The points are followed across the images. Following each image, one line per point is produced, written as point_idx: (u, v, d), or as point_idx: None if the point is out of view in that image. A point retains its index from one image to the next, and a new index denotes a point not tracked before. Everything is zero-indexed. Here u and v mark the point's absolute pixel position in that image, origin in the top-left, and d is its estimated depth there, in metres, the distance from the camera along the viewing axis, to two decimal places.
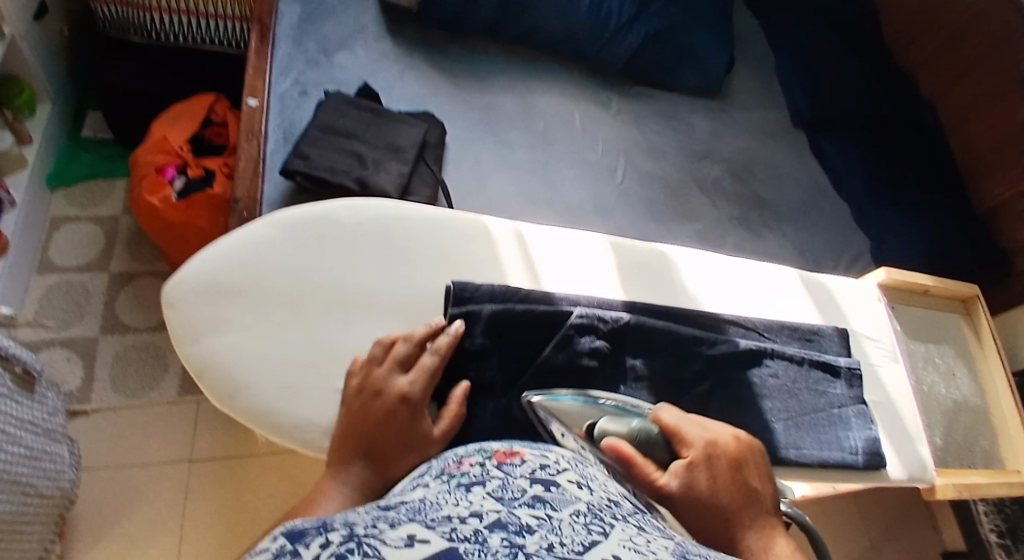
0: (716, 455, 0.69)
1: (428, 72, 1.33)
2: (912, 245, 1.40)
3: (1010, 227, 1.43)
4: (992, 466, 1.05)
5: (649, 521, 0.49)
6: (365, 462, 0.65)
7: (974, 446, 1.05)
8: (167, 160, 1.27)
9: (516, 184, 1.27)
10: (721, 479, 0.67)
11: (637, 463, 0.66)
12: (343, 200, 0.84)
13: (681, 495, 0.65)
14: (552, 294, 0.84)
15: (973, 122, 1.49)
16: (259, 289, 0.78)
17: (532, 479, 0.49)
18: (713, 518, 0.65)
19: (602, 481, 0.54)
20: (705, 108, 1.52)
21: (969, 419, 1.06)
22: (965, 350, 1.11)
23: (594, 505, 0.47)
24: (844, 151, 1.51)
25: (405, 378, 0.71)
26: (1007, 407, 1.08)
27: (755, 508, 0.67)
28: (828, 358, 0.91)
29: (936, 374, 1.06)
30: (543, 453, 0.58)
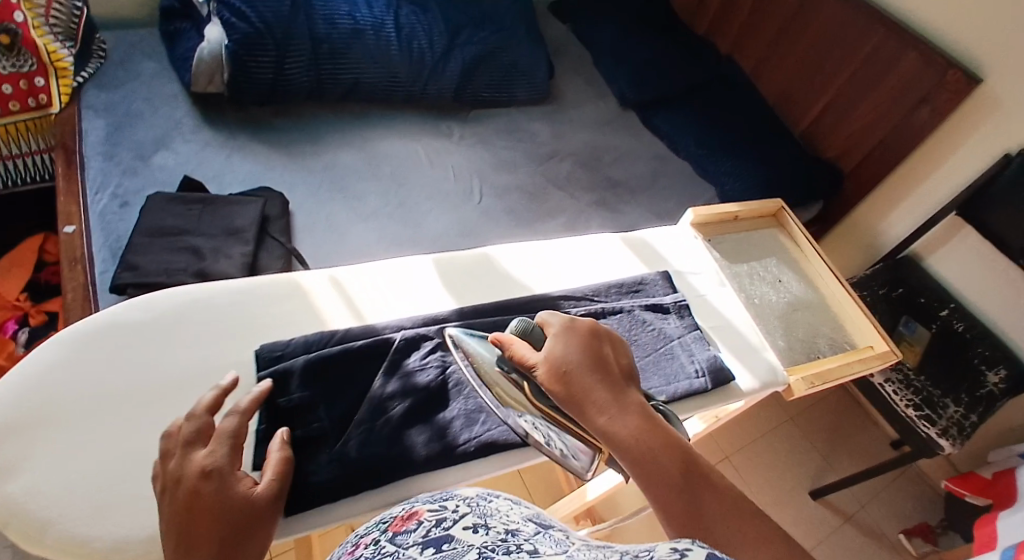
0: (574, 331, 0.72)
1: (257, 149, 1.30)
2: (748, 180, 1.48)
3: (830, 137, 1.54)
4: (841, 348, 1.00)
5: (547, 537, 0.57)
6: (200, 555, 0.58)
7: (818, 336, 1.00)
8: (4, 314, 1.20)
9: (373, 231, 1.23)
10: (585, 350, 0.70)
11: (517, 353, 0.71)
12: (125, 303, 0.75)
13: (546, 369, 0.69)
14: (375, 328, 0.78)
15: (772, 60, 1.62)
16: (51, 419, 0.67)
17: (423, 544, 0.54)
18: (578, 380, 0.68)
19: (504, 512, 0.60)
20: (542, 113, 1.55)
21: (808, 315, 1.02)
22: (791, 258, 1.09)
23: (487, 547, 0.53)
24: (672, 120, 1.60)
25: (205, 452, 0.63)
26: (841, 294, 1.05)
27: (614, 371, 0.70)
28: (653, 300, 0.88)
29: (765, 285, 1.03)
30: (441, 504, 0.61)
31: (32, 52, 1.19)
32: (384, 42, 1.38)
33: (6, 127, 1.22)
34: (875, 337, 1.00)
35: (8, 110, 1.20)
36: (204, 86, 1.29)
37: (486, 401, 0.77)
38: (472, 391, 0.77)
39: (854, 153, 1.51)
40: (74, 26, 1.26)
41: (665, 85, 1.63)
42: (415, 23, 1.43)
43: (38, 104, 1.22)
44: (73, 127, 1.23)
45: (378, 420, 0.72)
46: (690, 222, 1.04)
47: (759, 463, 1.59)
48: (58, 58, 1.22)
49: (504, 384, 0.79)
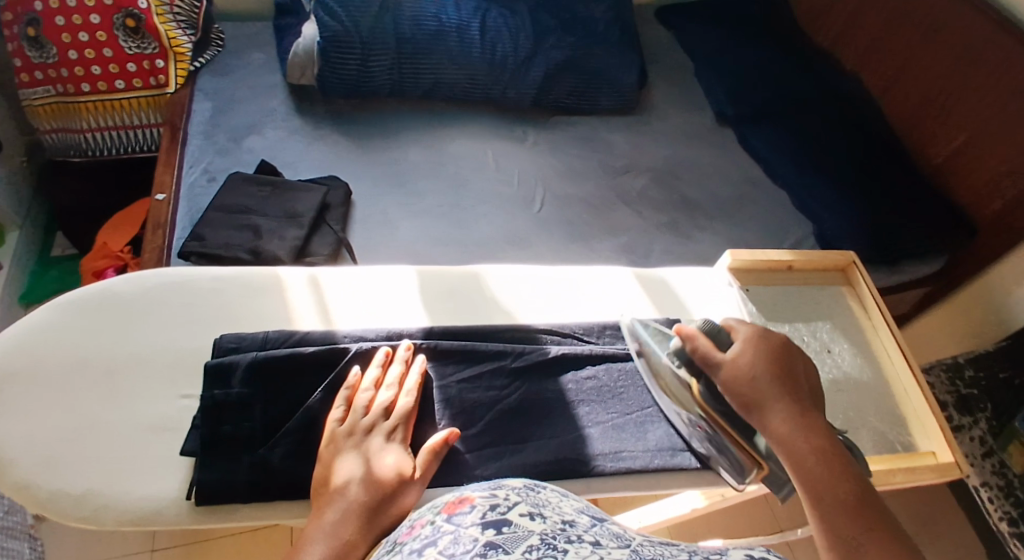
0: (762, 340, 0.69)
1: (335, 141, 1.37)
2: (855, 222, 1.28)
3: (965, 179, 1.27)
4: (894, 450, 0.77)
5: (606, 531, 0.54)
6: (340, 507, 0.61)
7: (865, 428, 0.78)
8: (108, 263, 1.36)
9: (422, 230, 1.26)
10: (778, 366, 0.67)
11: (699, 347, 0.68)
12: (122, 276, 0.77)
13: (735, 374, 0.66)
14: (336, 335, 0.73)
15: (905, 79, 1.37)
16: (29, 371, 0.69)
17: (483, 524, 0.51)
18: (761, 383, 0.65)
19: (554, 505, 0.56)
20: (625, 124, 1.50)
21: (857, 400, 0.80)
22: (854, 325, 0.86)
23: (547, 534, 0.50)
24: (771, 141, 1.44)
25: (362, 418, 0.67)
26: (907, 379, 0.81)
27: (802, 390, 0.66)
28: None
29: (806, 355, 0.83)
30: (492, 490, 0.58)
31: (154, 36, 1.36)
32: (467, 45, 1.42)
33: (129, 101, 1.38)
34: (939, 442, 0.77)
35: (132, 86, 1.37)
36: (297, 78, 1.39)
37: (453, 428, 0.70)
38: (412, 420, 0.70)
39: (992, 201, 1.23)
40: (196, 16, 1.42)
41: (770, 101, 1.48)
42: (501, 27, 1.45)
43: (156, 83, 1.38)
44: (184, 107, 1.36)
45: (312, 431, 0.67)
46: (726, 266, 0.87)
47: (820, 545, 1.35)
48: (176, 45, 1.37)
49: (453, 416, 0.71)
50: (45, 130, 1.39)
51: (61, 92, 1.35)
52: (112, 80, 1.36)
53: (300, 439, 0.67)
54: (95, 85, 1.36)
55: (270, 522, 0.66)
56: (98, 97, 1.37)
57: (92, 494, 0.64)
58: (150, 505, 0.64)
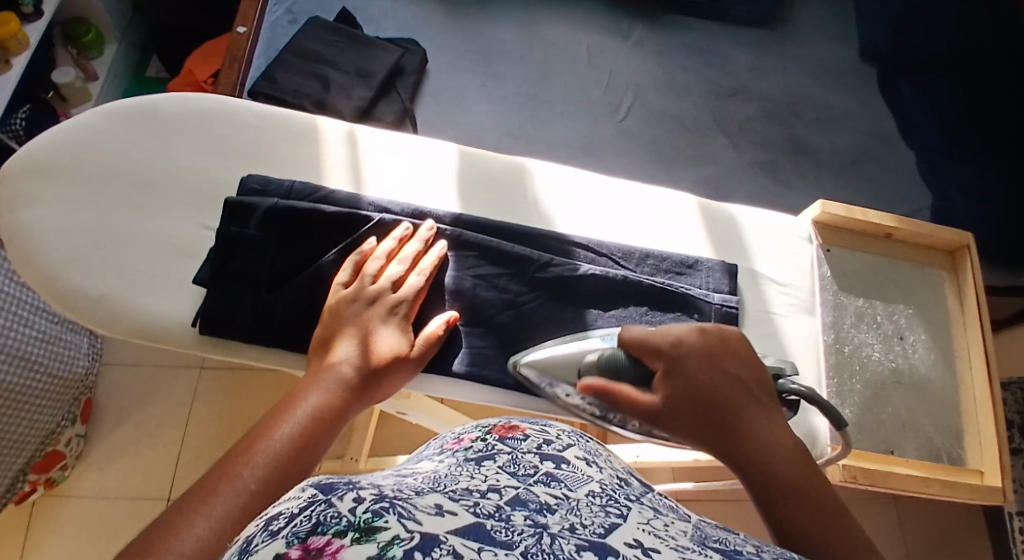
0: (687, 352, 0.58)
1: (424, 2, 1.28)
2: (981, 204, 1.12)
3: None
4: (937, 458, 0.68)
5: (661, 501, 0.47)
6: (334, 369, 0.58)
7: (909, 428, 0.68)
8: (193, 90, 1.38)
9: (496, 116, 1.20)
10: (709, 370, 0.57)
11: (620, 393, 0.56)
12: (171, 93, 0.74)
13: (666, 410, 0.56)
14: (363, 201, 0.68)
15: None
16: (70, 172, 0.70)
17: (541, 455, 0.48)
18: (696, 411, 0.55)
19: (609, 459, 0.52)
20: (746, 40, 1.33)
21: (912, 398, 0.69)
22: (941, 317, 0.74)
23: (606, 486, 0.45)
24: (914, 89, 1.24)
25: (370, 284, 0.63)
26: (979, 390, 0.70)
27: (748, 393, 0.57)
28: (694, 292, 0.68)
29: (873, 335, 0.72)
30: (544, 429, 0.54)
31: None
32: None
33: None
34: (991, 462, 0.67)
35: None
36: None
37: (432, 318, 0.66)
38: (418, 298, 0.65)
39: None
40: None
41: None
42: None
43: None
44: None
45: (316, 291, 0.64)
46: (812, 218, 0.76)
47: None
48: None
49: (462, 310, 0.67)
50: None
51: None
52: None
53: (305, 296, 0.64)
54: None
55: (266, 366, 0.65)
56: None
57: (105, 299, 0.66)
58: (158, 320, 0.65)
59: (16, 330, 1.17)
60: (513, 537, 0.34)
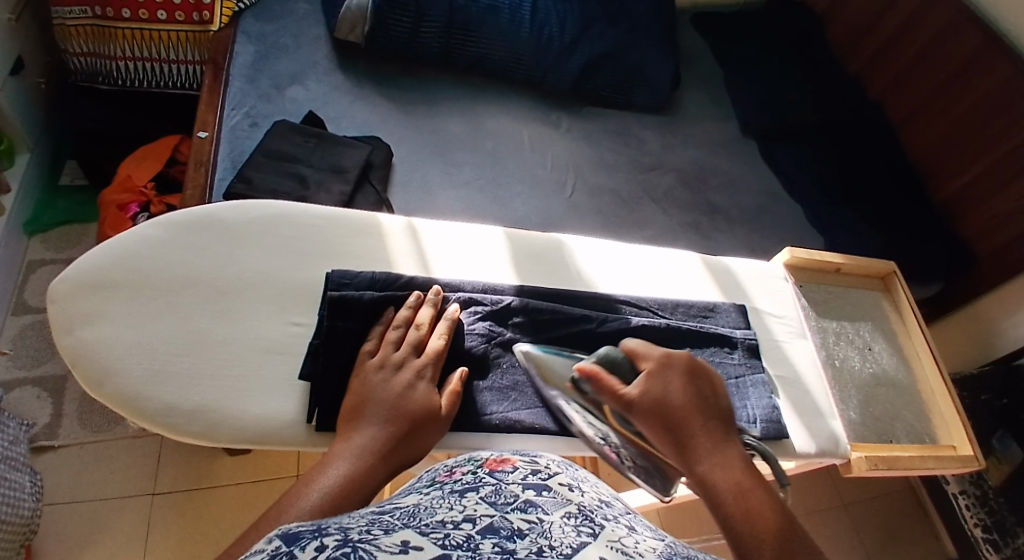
0: (671, 368, 0.67)
1: (377, 102, 1.37)
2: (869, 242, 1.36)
3: (970, 216, 1.39)
4: (919, 441, 0.86)
5: (638, 520, 0.50)
6: (368, 434, 0.61)
7: (896, 419, 0.87)
8: (132, 198, 1.34)
9: (461, 199, 1.29)
10: (683, 389, 0.66)
11: (606, 385, 0.67)
12: (225, 203, 0.76)
13: (642, 406, 0.65)
14: (439, 284, 0.75)
15: (924, 116, 1.47)
16: (137, 287, 0.69)
17: (524, 485, 0.48)
18: (667, 419, 0.64)
19: (594, 484, 0.53)
20: (656, 122, 1.54)
21: (891, 395, 0.88)
22: (889, 328, 0.94)
23: (586, 507, 0.46)
24: (795, 156, 1.51)
25: (394, 351, 0.68)
26: (934, 381, 0.90)
27: (711, 412, 0.65)
28: (723, 330, 0.81)
29: (852, 350, 0.89)
30: (533, 459, 0.54)
31: None
32: (517, 22, 1.45)
33: (168, 35, 1.36)
34: (960, 437, 0.86)
35: (174, 19, 1.35)
36: (345, 33, 1.39)
37: (520, 380, 0.73)
38: (509, 365, 0.74)
39: (990, 239, 1.35)
40: None
41: (796, 116, 1.55)
42: (550, 9, 1.49)
43: (199, 20, 1.35)
44: (227, 47, 1.34)
45: None
46: (782, 263, 0.92)
47: None
48: None
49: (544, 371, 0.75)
50: (76, 53, 1.37)
51: (98, 15, 1.33)
52: (155, 9, 1.34)
53: None
54: (137, 12, 1.34)
55: None
56: (138, 25, 1.35)
57: (199, 409, 0.65)
58: (265, 422, 0.65)
59: None
60: None
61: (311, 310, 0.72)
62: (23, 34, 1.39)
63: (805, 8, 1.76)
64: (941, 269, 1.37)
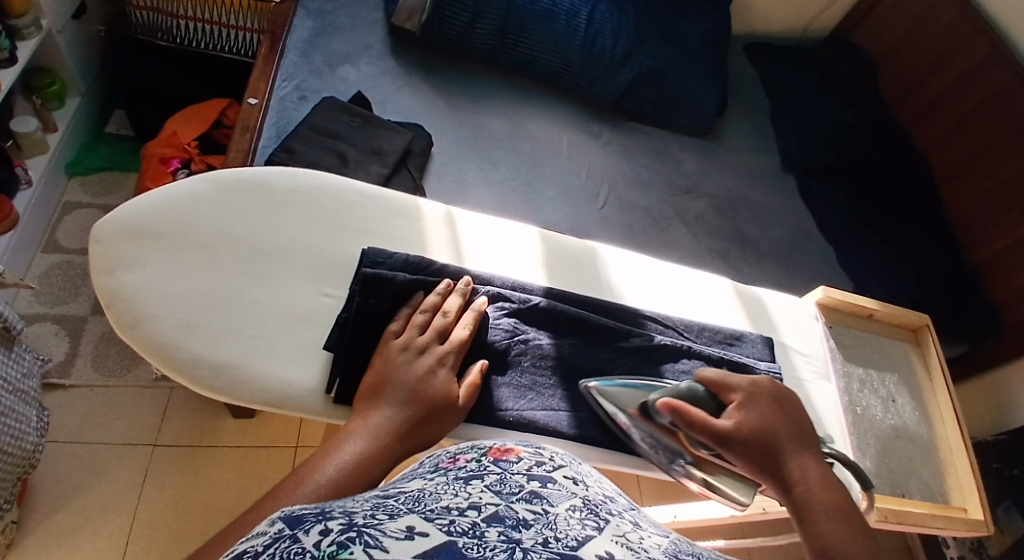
0: (759, 395, 0.70)
1: (425, 91, 1.38)
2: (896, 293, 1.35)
3: (1002, 281, 1.37)
4: (932, 499, 0.85)
5: (643, 516, 0.50)
6: (385, 414, 0.62)
7: (911, 475, 0.85)
8: (174, 153, 1.36)
9: (494, 197, 1.29)
10: (773, 415, 0.68)
11: (693, 417, 0.66)
12: (275, 168, 0.78)
13: (736, 433, 0.66)
14: (470, 275, 0.76)
15: (968, 175, 1.45)
16: (178, 238, 0.70)
17: (529, 476, 0.49)
18: (761, 446, 0.66)
19: (597, 479, 0.54)
20: (697, 146, 1.54)
21: (908, 449, 0.87)
22: (912, 380, 0.93)
23: (589, 501, 0.47)
24: (832, 198, 1.50)
25: (419, 335, 0.68)
26: (954, 441, 0.89)
27: (801, 438, 0.68)
28: (746, 359, 0.81)
29: (874, 399, 0.89)
30: (538, 452, 0.55)
31: None
32: (571, 31, 1.45)
33: (229, 1, 1.40)
34: (974, 501, 0.85)
35: None
36: (403, 20, 1.39)
37: (540, 381, 0.74)
38: (530, 364, 0.74)
39: (1020, 306, 1.33)
40: None
41: (838, 159, 1.54)
42: (606, 22, 1.50)
43: None
44: (286, 19, 1.36)
45: None
46: (814, 301, 0.91)
47: None
48: None
49: (563, 376, 0.75)
50: (137, 6, 1.40)
51: None
52: None
53: None
54: None
55: None
56: None
57: (224, 365, 0.65)
58: (285, 387, 0.66)
59: None
60: (488, 552, 0.36)
61: (342, 283, 0.73)
62: None
63: (859, 52, 1.75)
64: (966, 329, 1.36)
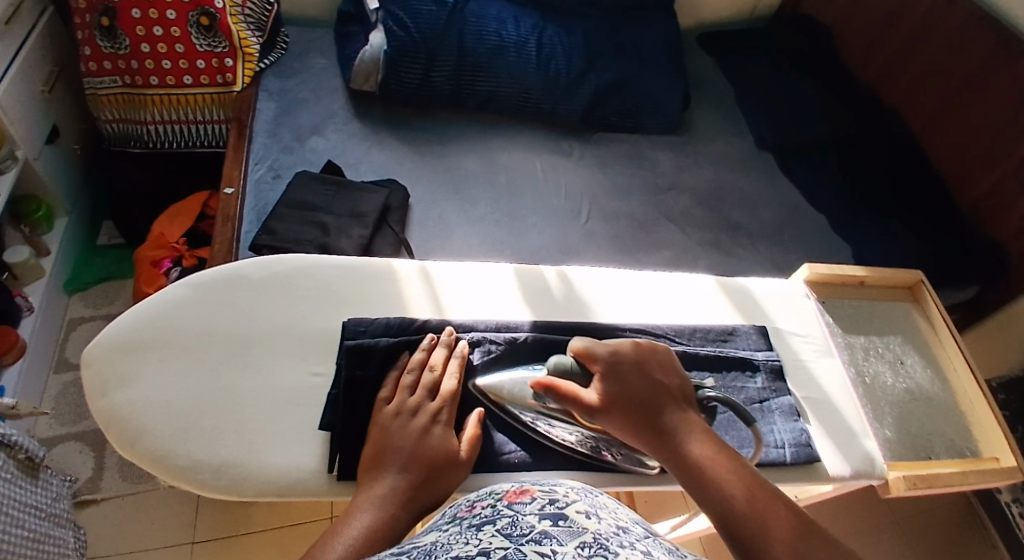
0: (622, 358, 0.68)
1: (393, 145, 1.41)
2: (894, 250, 1.33)
3: (1000, 215, 1.35)
4: (961, 455, 0.84)
5: (658, 544, 0.49)
6: (389, 483, 0.62)
7: (936, 436, 0.84)
8: (164, 253, 1.39)
9: (479, 233, 1.30)
10: (638, 378, 0.67)
11: (564, 390, 0.66)
12: (248, 259, 0.79)
13: (604, 403, 0.65)
14: (453, 325, 0.77)
15: (943, 119, 1.44)
16: (165, 347, 0.72)
17: (542, 514, 0.48)
18: (631, 410, 0.65)
19: (614, 509, 0.52)
20: (669, 144, 1.55)
21: (926, 411, 0.86)
22: (920, 338, 0.92)
23: (602, 534, 0.46)
24: (814, 169, 1.49)
25: (409, 396, 0.68)
26: (971, 391, 0.88)
27: (669, 394, 0.67)
28: (742, 354, 0.80)
29: (882, 365, 0.88)
30: (552, 490, 0.53)
31: (225, 35, 1.38)
32: (524, 59, 1.48)
33: (194, 97, 1.42)
34: (1004, 449, 0.83)
35: (199, 82, 1.40)
36: (361, 83, 1.44)
37: None
38: None
39: None
40: (265, 19, 1.45)
41: (811, 129, 1.53)
42: (556, 44, 1.52)
43: (223, 81, 1.40)
44: (249, 105, 1.39)
45: None
46: (803, 280, 0.91)
47: None
48: (245, 43, 1.40)
49: None
50: (108, 119, 1.44)
51: (127, 83, 1.40)
52: (181, 75, 1.39)
53: None
54: (163, 79, 1.40)
55: None
56: (165, 91, 1.41)
57: (226, 463, 0.66)
58: (290, 473, 0.67)
59: (11, 536, 1.04)
60: None
61: (331, 358, 0.74)
62: (58, 105, 1.47)
63: (813, 21, 1.76)
64: (976, 272, 1.33)
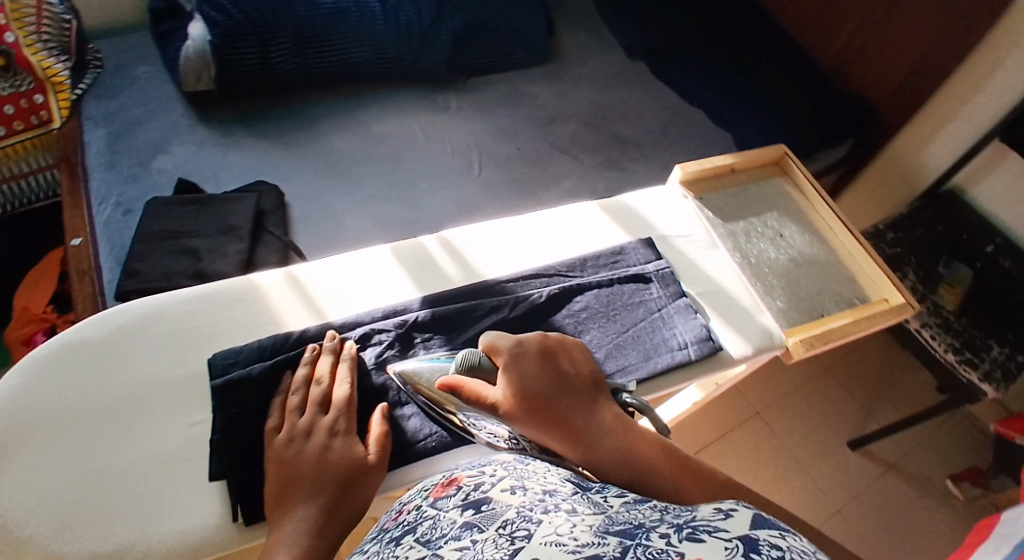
0: (526, 351, 0.65)
1: (250, 144, 1.29)
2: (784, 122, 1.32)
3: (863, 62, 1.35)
4: (851, 305, 0.86)
5: (586, 497, 0.50)
6: (303, 510, 0.57)
7: (824, 293, 0.86)
8: (35, 327, 1.26)
9: (369, 216, 1.22)
10: (540, 369, 0.63)
11: (468, 389, 0.63)
12: (90, 318, 0.70)
13: (509, 401, 0.61)
14: (335, 328, 0.71)
15: None
16: (20, 442, 0.63)
17: (463, 506, 0.50)
18: (552, 409, 0.61)
19: (541, 475, 0.54)
20: (543, 74, 1.49)
21: (814, 273, 0.88)
22: (794, 209, 0.94)
23: (525, 506, 0.48)
24: (686, 68, 1.44)
25: (300, 418, 0.62)
26: (849, 243, 0.90)
27: (583, 384, 0.64)
28: (634, 268, 0.80)
29: (764, 242, 0.89)
30: (482, 471, 0.57)
31: (28, 70, 1.23)
32: (370, 18, 1.35)
33: (14, 147, 1.26)
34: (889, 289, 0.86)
35: (13, 130, 1.24)
36: (194, 83, 1.30)
37: None
38: None
39: (887, 80, 1.31)
40: (67, 39, 1.29)
41: (676, 24, 1.50)
42: None
43: (39, 121, 1.25)
44: (76, 140, 1.25)
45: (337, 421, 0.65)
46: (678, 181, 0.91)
47: (805, 431, 1.39)
48: (52, 72, 1.25)
49: None
50: None
51: None
52: None
53: None
54: None
55: None
56: None
57: (120, 548, 0.59)
58: (193, 535, 0.60)
59: None
60: None
61: (206, 404, 0.67)
62: None
63: None
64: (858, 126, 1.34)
